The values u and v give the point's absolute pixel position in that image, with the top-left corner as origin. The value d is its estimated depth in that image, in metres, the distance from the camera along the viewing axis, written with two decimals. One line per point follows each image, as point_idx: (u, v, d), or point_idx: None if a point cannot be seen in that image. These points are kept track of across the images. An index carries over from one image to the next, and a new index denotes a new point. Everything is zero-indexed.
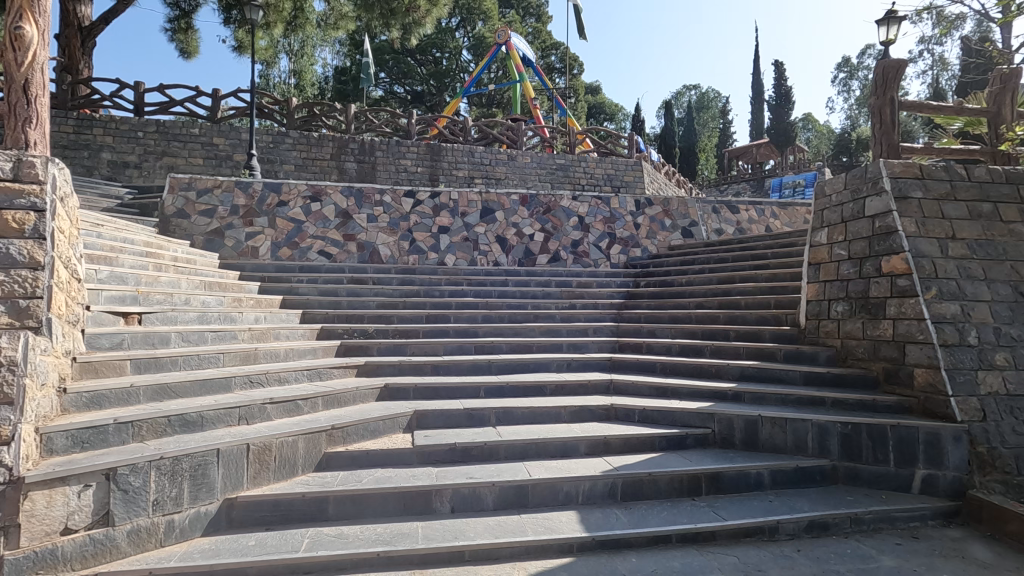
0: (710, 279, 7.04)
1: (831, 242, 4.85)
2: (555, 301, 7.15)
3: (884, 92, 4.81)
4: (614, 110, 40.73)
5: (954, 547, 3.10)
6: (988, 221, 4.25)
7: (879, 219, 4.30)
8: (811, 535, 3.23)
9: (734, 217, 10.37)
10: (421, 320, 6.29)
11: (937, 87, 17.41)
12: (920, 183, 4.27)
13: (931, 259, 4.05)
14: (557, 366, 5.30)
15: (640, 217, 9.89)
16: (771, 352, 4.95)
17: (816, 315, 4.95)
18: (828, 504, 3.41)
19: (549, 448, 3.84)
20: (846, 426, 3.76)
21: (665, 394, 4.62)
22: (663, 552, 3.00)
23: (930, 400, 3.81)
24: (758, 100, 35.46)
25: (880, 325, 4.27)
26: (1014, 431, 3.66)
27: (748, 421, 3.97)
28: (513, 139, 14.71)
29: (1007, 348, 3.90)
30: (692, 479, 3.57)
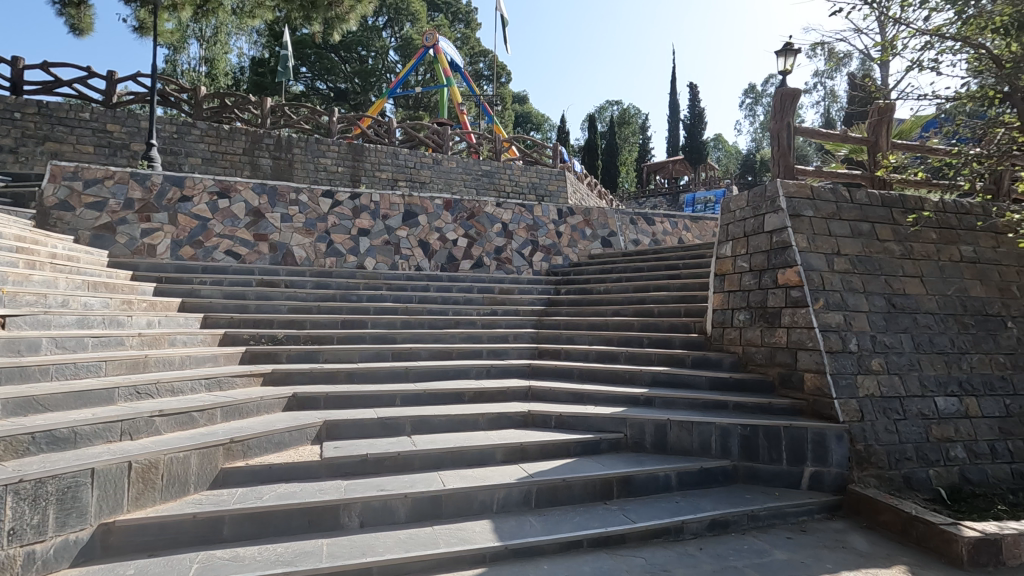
0: (626, 288, 7.29)
1: (734, 254, 5.17)
2: (476, 307, 7.12)
3: (782, 117, 5.22)
4: (540, 121, 41.68)
5: (837, 538, 3.36)
6: (867, 239, 4.70)
7: (776, 235, 4.64)
8: (713, 533, 3.39)
9: (650, 228, 10.84)
10: (336, 326, 6.05)
11: (830, 117, 19.10)
12: (811, 203, 4.65)
13: (819, 272, 4.43)
14: (477, 373, 5.26)
15: (562, 225, 10.09)
16: (680, 358, 5.17)
17: (721, 323, 5.23)
18: (729, 503, 3.60)
19: (466, 456, 3.78)
20: (745, 428, 3.99)
21: (581, 400, 4.70)
22: (575, 557, 3.03)
23: (818, 402, 4.14)
24: (674, 118, 37.46)
25: (776, 333, 4.58)
26: (887, 429, 4.04)
27: (658, 425, 4.13)
28: (439, 143, 14.50)
29: (881, 354, 4.31)
30: (604, 484, 3.64)
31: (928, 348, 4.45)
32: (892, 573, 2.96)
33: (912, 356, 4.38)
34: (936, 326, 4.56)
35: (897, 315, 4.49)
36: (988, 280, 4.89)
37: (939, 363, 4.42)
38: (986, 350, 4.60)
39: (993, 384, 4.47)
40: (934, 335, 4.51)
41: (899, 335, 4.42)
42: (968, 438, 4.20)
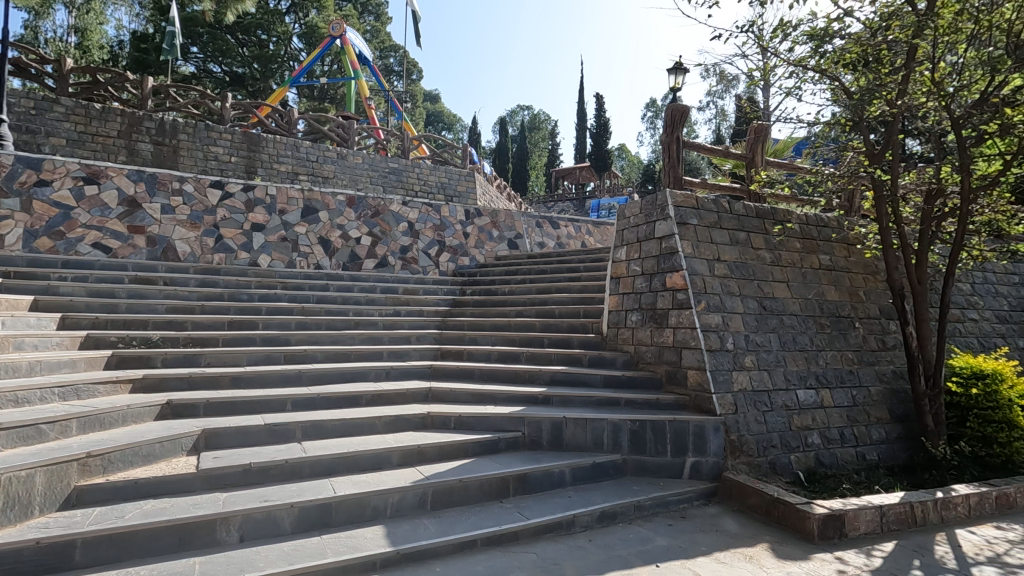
0: (530, 289, 7.43)
1: (628, 258, 5.46)
2: (378, 307, 6.93)
3: (672, 131, 5.59)
4: (451, 121, 41.49)
5: (711, 522, 3.65)
6: (743, 247, 5.14)
7: (665, 241, 4.96)
8: (602, 525, 3.54)
9: (555, 232, 11.13)
10: (223, 327, 5.63)
11: (720, 135, 20.64)
12: (695, 212, 5.02)
13: (701, 276, 4.78)
14: (375, 375, 5.12)
15: (469, 226, 10.09)
16: (578, 357, 5.36)
17: (616, 324, 5.49)
18: (617, 495, 3.78)
19: (359, 461, 3.66)
20: (634, 423, 4.21)
21: (481, 400, 4.72)
22: (468, 557, 3.03)
23: (699, 397, 4.46)
24: (582, 127, 38.79)
25: (664, 333, 4.88)
26: (757, 420, 4.44)
27: (555, 423, 4.24)
28: (344, 137, 13.98)
29: (753, 352, 4.73)
30: (500, 482, 3.68)
31: (791, 346, 4.95)
32: (756, 550, 3.25)
33: (778, 353, 4.85)
34: (798, 326, 5.08)
35: (767, 316, 4.95)
36: (841, 285, 5.53)
37: (800, 359, 4.94)
38: (839, 348, 5.20)
39: (843, 377, 5.06)
40: (797, 334, 5.03)
41: (768, 335, 4.88)
42: (822, 426, 4.72)
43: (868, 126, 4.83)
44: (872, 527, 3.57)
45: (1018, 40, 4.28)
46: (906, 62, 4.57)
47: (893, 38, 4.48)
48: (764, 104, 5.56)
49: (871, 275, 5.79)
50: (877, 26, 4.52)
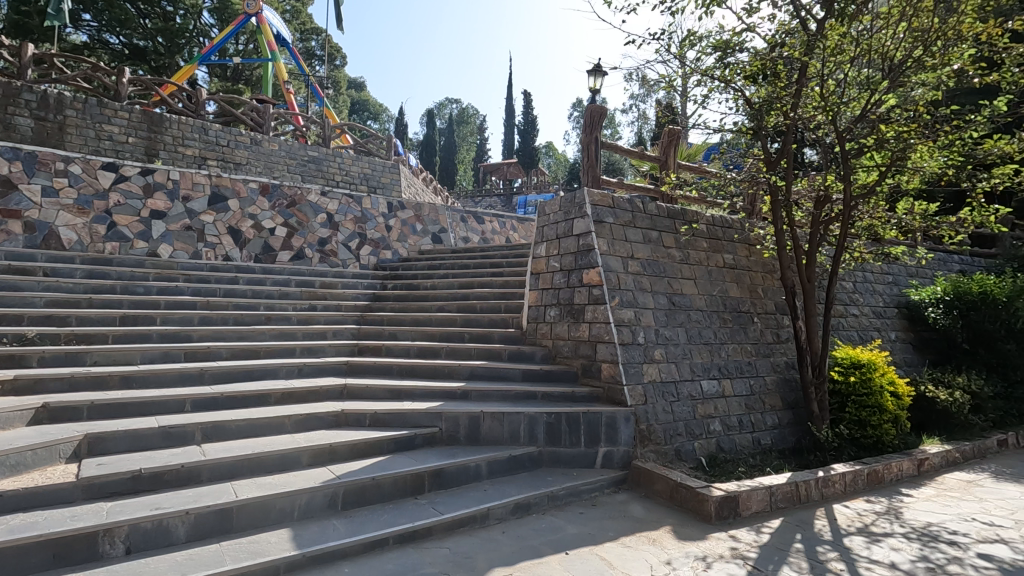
0: (452, 284, 7.40)
1: (548, 255, 5.57)
2: (291, 301, 6.62)
3: (591, 131, 5.76)
4: (378, 110, 40.36)
5: (620, 509, 3.81)
6: (655, 245, 5.39)
7: (582, 238, 5.10)
8: (516, 516, 3.60)
9: (479, 227, 11.12)
10: (114, 322, 5.18)
11: (642, 137, 21.41)
12: (611, 211, 5.20)
13: (616, 273, 4.97)
14: (287, 372, 4.90)
15: (391, 219, 9.86)
16: (498, 352, 5.41)
17: (535, 319, 5.60)
18: (532, 486, 3.86)
19: (264, 463, 3.50)
20: (550, 416, 4.31)
21: (399, 396, 4.65)
22: (379, 556, 2.98)
23: (611, 389, 4.64)
24: (511, 123, 38.97)
25: (580, 328, 5.03)
26: (664, 410, 4.69)
27: (472, 417, 4.24)
28: (259, 122, 13.22)
29: (662, 346, 4.97)
30: (415, 479, 3.64)
31: (697, 339, 5.25)
32: (659, 533, 3.43)
33: (685, 346, 5.13)
34: (704, 321, 5.40)
35: (676, 312, 5.23)
36: (742, 283, 5.94)
37: (705, 352, 5.25)
38: (739, 341, 5.57)
39: (742, 368, 5.44)
40: (702, 329, 5.34)
41: (676, 329, 5.15)
42: (723, 414, 5.05)
43: (766, 134, 5.21)
44: (763, 505, 3.87)
45: (892, 64, 4.77)
46: (800, 77, 4.97)
47: (788, 53, 4.87)
48: (677, 109, 5.84)
49: (769, 274, 6.25)
50: (776, 41, 4.89)
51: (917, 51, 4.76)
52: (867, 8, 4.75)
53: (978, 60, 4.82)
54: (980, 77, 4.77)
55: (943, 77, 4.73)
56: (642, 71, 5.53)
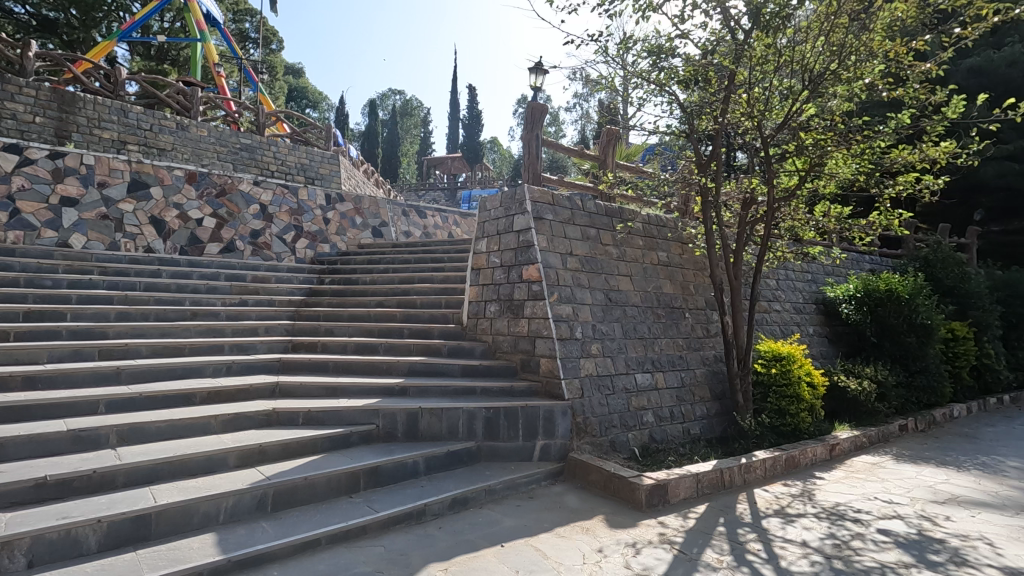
0: (392, 279, 7.28)
1: (488, 251, 5.59)
2: (220, 296, 6.31)
3: (532, 129, 5.84)
4: (317, 98, 38.95)
5: (555, 500, 3.90)
6: (594, 242, 5.52)
7: (522, 234, 5.15)
8: (453, 511, 3.61)
9: (421, 221, 10.97)
10: (17, 318, 4.76)
11: (585, 136, 21.76)
12: (551, 208, 5.28)
13: (555, 269, 5.05)
14: (214, 370, 4.68)
15: (329, 212, 9.58)
16: (437, 347, 5.38)
17: (475, 314, 5.61)
18: (469, 481, 3.87)
19: (188, 466, 3.33)
20: (488, 411, 4.33)
21: (334, 394, 4.54)
22: (310, 557, 2.92)
23: (549, 383, 4.73)
24: (455, 117, 38.64)
25: (519, 323, 5.08)
26: (600, 403, 4.82)
27: (410, 414, 4.20)
28: (186, 106, 12.48)
29: (599, 340, 5.10)
30: (350, 477, 3.58)
31: (632, 334, 5.42)
32: (592, 522, 3.54)
33: (620, 341, 5.28)
34: (639, 316, 5.58)
35: (612, 307, 5.37)
36: (675, 280, 6.18)
37: (639, 346, 5.43)
38: (671, 335, 5.80)
39: (674, 361, 5.67)
40: (637, 324, 5.52)
41: (612, 324, 5.30)
42: (656, 406, 5.25)
43: (698, 137, 5.45)
44: (690, 492, 4.06)
45: (812, 75, 5.07)
46: (729, 84, 5.21)
47: (718, 60, 5.12)
48: (615, 110, 6.00)
49: (700, 271, 6.53)
50: (708, 48, 5.11)
51: (834, 65, 5.08)
52: (790, 22, 5.03)
53: (886, 75, 5.20)
54: (888, 91, 5.15)
55: (856, 90, 5.08)
56: (582, 71, 5.63)
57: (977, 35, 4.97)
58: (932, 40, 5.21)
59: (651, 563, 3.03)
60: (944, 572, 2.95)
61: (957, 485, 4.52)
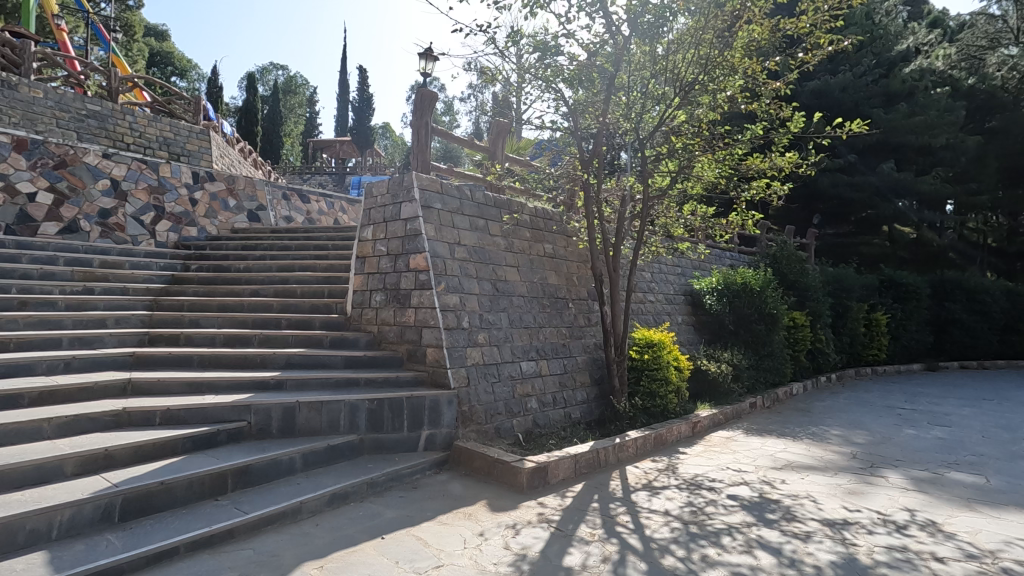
0: (269, 266, 6.82)
1: (374, 239, 5.43)
2: (58, 282, 5.50)
3: (422, 116, 5.76)
4: (185, 66, 35.10)
5: (440, 489, 3.92)
6: (482, 233, 5.57)
7: (410, 223, 5.06)
8: (332, 507, 3.49)
9: (304, 206, 10.34)
10: None
11: (478, 128, 21.78)
12: (439, 197, 5.24)
13: (442, 259, 5.03)
14: (49, 367, 4.09)
15: (197, 192, 8.73)
16: (318, 339, 5.14)
17: (360, 304, 5.45)
18: (350, 475, 3.76)
19: (11, 477, 2.88)
20: (372, 403, 4.22)
21: (199, 390, 4.16)
22: (166, 568, 2.66)
23: (435, 372, 4.72)
24: (345, 98, 36.85)
25: (406, 313, 5.01)
26: (486, 391, 4.90)
27: (286, 408, 3.97)
28: (16, 61, 10.63)
29: (485, 329, 5.17)
30: (215, 479, 3.31)
31: (518, 323, 5.56)
32: (475, 507, 3.60)
33: (506, 330, 5.39)
34: (525, 306, 5.74)
35: (499, 297, 5.47)
36: (560, 271, 6.42)
37: (525, 335, 5.58)
38: (555, 324, 6.03)
39: (557, 349, 5.90)
40: (523, 313, 5.67)
41: (499, 314, 5.39)
42: (539, 392, 5.44)
43: (581, 135, 5.71)
44: (568, 472, 4.28)
45: (684, 84, 5.52)
46: (609, 85, 5.52)
47: (600, 63, 5.44)
48: (505, 103, 6.09)
49: (582, 263, 6.83)
50: (591, 50, 5.39)
51: (701, 76, 5.56)
52: (665, 32, 5.44)
53: (745, 90, 5.79)
54: (745, 104, 5.73)
55: (719, 101, 5.61)
56: (474, 62, 5.65)
57: (816, 60, 5.68)
58: (780, 62, 5.89)
59: (529, 542, 3.15)
60: (778, 528, 3.39)
61: (792, 453, 5.20)
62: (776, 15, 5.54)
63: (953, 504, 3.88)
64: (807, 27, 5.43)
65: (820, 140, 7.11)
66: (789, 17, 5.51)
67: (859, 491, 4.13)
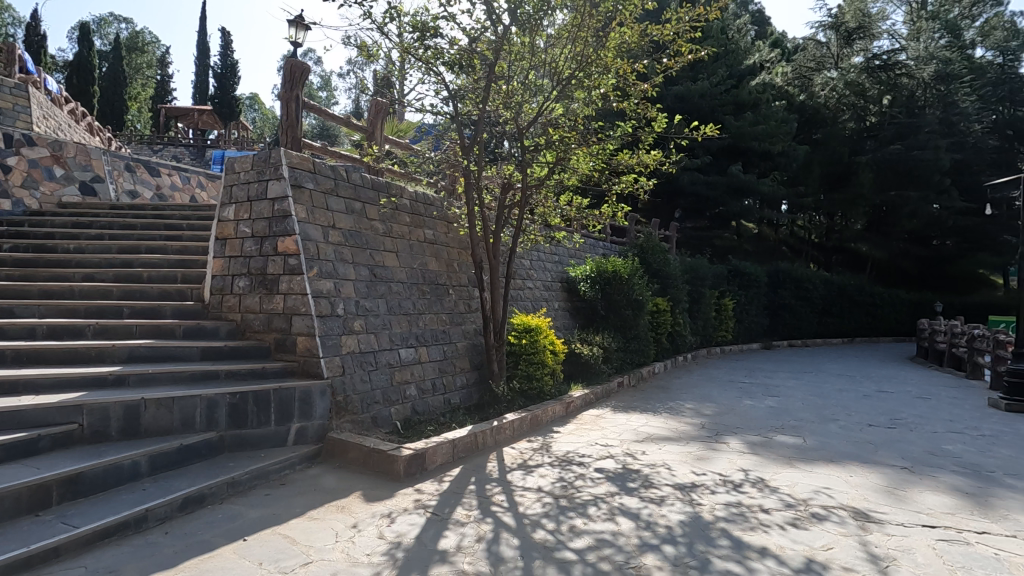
0: (107, 247, 5.97)
1: (237, 219, 4.99)
2: None
3: (292, 88, 5.36)
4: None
5: (311, 483, 3.75)
6: (358, 216, 5.34)
7: (277, 203, 4.71)
8: (185, 512, 3.19)
9: (153, 180, 9.15)
10: None
11: (358, 106, 20.80)
12: (311, 176, 4.94)
13: (315, 242, 4.76)
14: None
15: (11, 157, 7.35)
16: (169, 329, 4.63)
17: (220, 290, 4.99)
18: (207, 476, 3.45)
19: None
20: (234, 397, 3.90)
21: (14, 391, 3.54)
22: None
23: (306, 362, 4.47)
24: (204, 62, 33.12)
25: (273, 300, 4.68)
26: (362, 380, 4.75)
27: (128, 407, 3.52)
28: None
29: (362, 317, 4.99)
30: (36, 491, 2.85)
31: (396, 310, 5.44)
32: (348, 500, 3.49)
33: (384, 317, 5.25)
34: (404, 292, 5.63)
35: (376, 283, 5.30)
36: (440, 257, 6.38)
37: (403, 322, 5.48)
38: (435, 311, 5.99)
39: (437, 336, 5.87)
40: (401, 300, 5.56)
41: (376, 300, 5.23)
42: (418, 379, 5.39)
43: (462, 121, 5.70)
44: (446, 457, 4.31)
45: (562, 78, 5.74)
46: (489, 72, 5.56)
47: (481, 49, 5.46)
48: (386, 82, 5.88)
49: (463, 250, 6.85)
50: (472, 36, 5.38)
51: (578, 72, 5.81)
52: (545, 26, 5.60)
53: (616, 89, 6.13)
54: (617, 102, 6.08)
55: (593, 98, 5.91)
56: (352, 35, 5.39)
57: (678, 66, 6.16)
58: (648, 65, 6.31)
59: (404, 529, 3.12)
60: (637, 495, 3.71)
61: (653, 427, 5.69)
62: (644, 20, 5.92)
63: (779, 463, 4.51)
64: (671, 34, 5.87)
65: (680, 141, 7.77)
66: (656, 23, 5.92)
67: (706, 457, 4.64)
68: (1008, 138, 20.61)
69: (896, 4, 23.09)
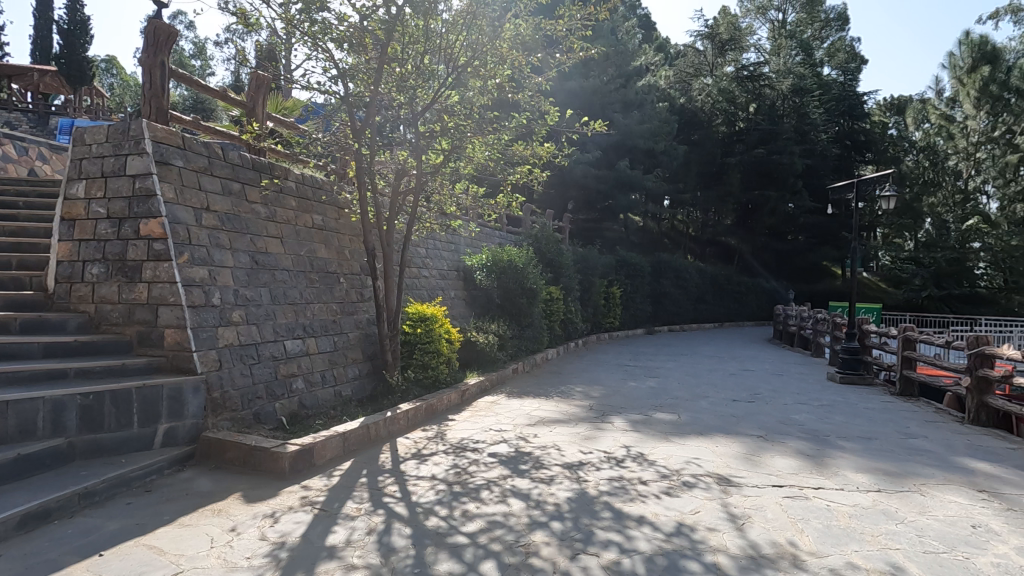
0: None
1: (89, 198, 4.41)
2: None
3: (156, 53, 4.79)
4: None
5: (182, 488, 3.45)
6: (236, 198, 4.94)
7: (139, 180, 4.23)
8: (25, 531, 2.79)
9: None
10: None
11: (238, 78, 19.15)
12: (180, 153, 4.49)
13: (185, 226, 4.34)
14: None
15: None
16: (2, 323, 4.00)
17: (68, 278, 4.40)
18: (53, 488, 3.04)
19: None
20: (86, 397, 3.47)
21: None
22: None
23: (176, 358, 4.08)
24: (45, 15, 28.61)
25: (135, 289, 4.20)
26: (242, 374, 4.43)
27: None
28: None
29: (242, 307, 4.64)
30: None
31: (281, 299, 5.12)
32: (226, 502, 3.27)
33: (267, 307, 4.93)
34: (290, 280, 5.32)
35: (258, 271, 4.96)
36: (330, 244, 6.10)
37: (289, 312, 5.18)
38: (324, 300, 5.73)
39: (326, 326, 5.63)
40: (287, 289, 5.25)
41: (258, 289, 4.89)
42: (306, 372, 5.15)
43: (354, 103, 5.48)
44: (335, 451, 4.16)
45: (458, 65, 5.72)
46: (381, 53, 5.39)
47: (372, 28, 5.25)
48: (269, 55, 5.48)
49: (355, 237, 6.61)
50: (363, 13, 5.16)
51: (473, 60, 5.81)
52: (440, 10, 5.53)
53: (512, 80, 6.22)
54: (512, 93, 6.17)
55: (488, 87, 5.93)
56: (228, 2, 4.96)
57: (570, 62, 6.37)
58: (542, 58, 6.45)
59: (289, 528, 2.98)
60: (528, 476, 3.84)
61: (544, 410, 5.92)
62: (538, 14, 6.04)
63: (656, 438, 4.89)
64: (563, 31, 6.06)
65: (572, 135, 8.06)
66: (549, 19, 6.08)
67: (592, 436, 4.91)
68: (847, 146, 24.26)
69: (760, 21, 25.71)
